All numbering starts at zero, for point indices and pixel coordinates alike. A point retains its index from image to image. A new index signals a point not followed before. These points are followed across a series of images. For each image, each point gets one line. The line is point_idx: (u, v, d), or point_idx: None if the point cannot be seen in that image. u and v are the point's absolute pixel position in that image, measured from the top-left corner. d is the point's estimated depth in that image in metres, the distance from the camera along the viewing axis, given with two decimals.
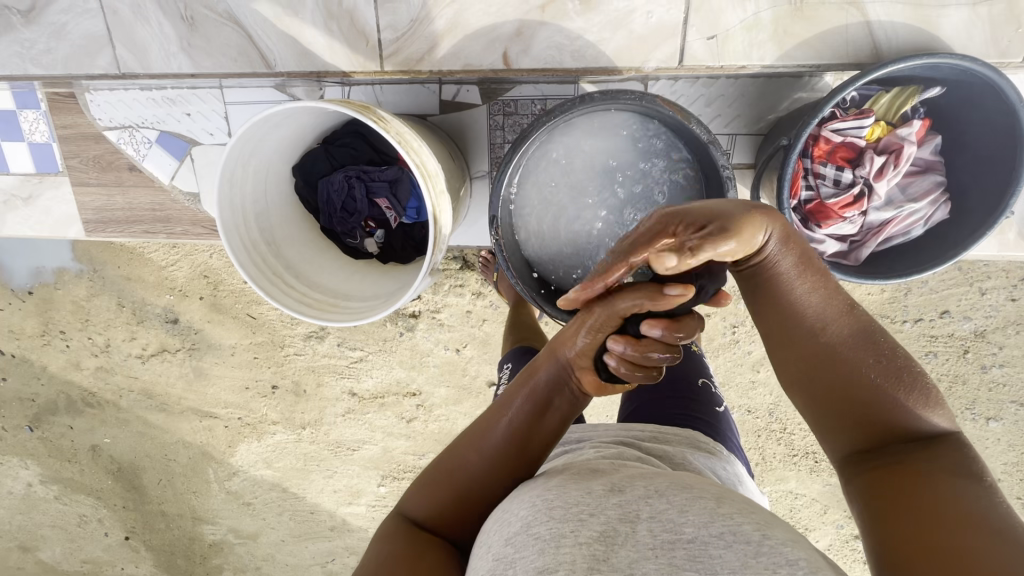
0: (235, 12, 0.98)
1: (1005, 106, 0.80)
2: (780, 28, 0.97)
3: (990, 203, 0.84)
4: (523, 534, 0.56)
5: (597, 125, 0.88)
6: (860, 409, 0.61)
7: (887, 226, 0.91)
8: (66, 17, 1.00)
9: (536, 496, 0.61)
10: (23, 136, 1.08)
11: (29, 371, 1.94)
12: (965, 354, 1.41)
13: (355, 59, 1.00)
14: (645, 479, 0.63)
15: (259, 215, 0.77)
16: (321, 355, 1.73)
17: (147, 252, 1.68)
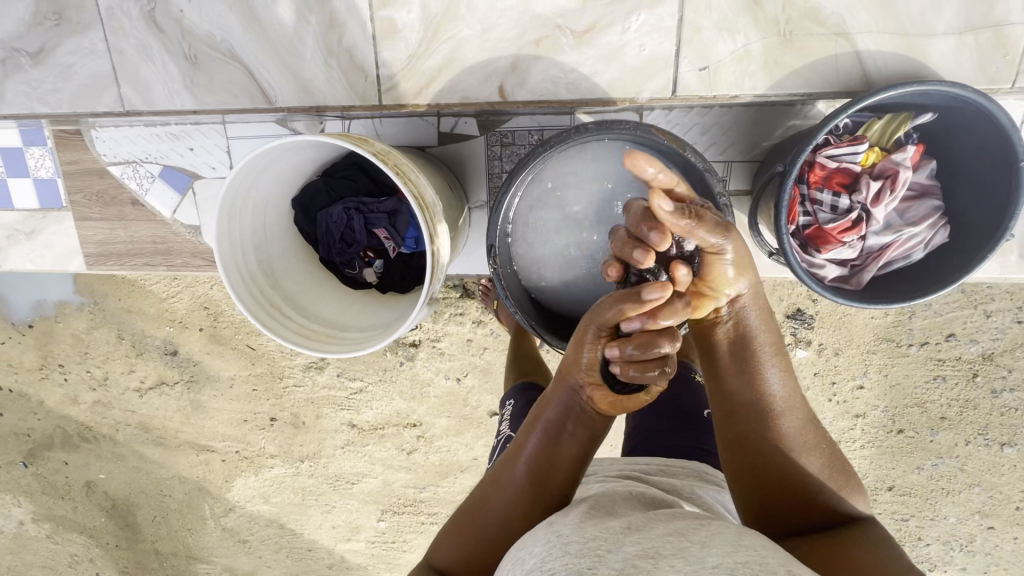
0: (238, 51, 1.00)
1: (999, 131, 0.81)
2: (771, 58, 0.98)
3: (989, 227, 0.84)
4: (537, 571, 0.54)
5: (591, 155, 0.88)
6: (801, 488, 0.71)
7: (887, 250, 0.90)
8: (73, 58, 1.01)
9: (551, 533, 0.60)
10: (29, 173, 1.10)
11: (26, 406, 1.92)
12: (974, 378, 1.39)
13: (354, 95, 1.01)
14: (665, 517, 0.61)
15: (258, 247, 0.77)
16: (320, 387, 1.70)
17: (148, 285, 1.68)
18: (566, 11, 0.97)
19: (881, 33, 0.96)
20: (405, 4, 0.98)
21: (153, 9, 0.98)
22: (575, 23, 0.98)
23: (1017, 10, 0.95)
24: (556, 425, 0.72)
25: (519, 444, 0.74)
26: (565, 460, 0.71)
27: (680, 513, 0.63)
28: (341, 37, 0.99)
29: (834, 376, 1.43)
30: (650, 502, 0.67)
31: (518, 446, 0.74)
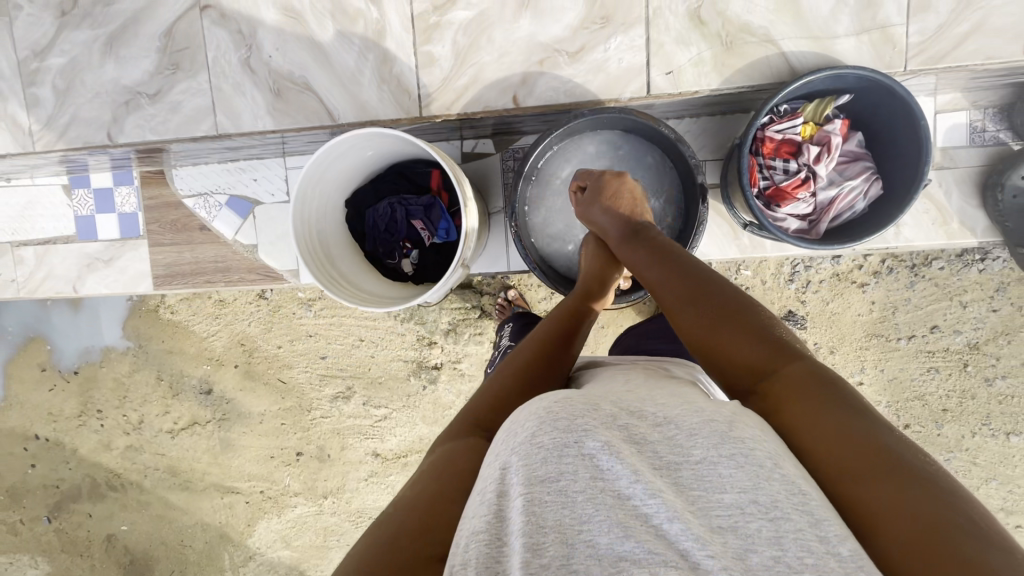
0: (314, 82, 1.07)
1: (900, 99, 0.93)
2: (720, 62, 1.03)
3: (909, 182, 0.95)
4: (527, 444, 0.62)
5: (586, 143, 1.11)
6: (736, 357, 0.74)
7: (834, 203, 1.02)
8: (182, 96, 1.09)
9: (542, 407, 0.66)
10: (115, 209, 1.31)
11: (60, 455, 1.99)
12: (966, 368, 1.47)
13: (400, 110, 1.07)
14: (656, 407, 0.67)
15: (320, 233, 0.94)
16: (346, 416, 1.78)
17: (191, 325, 1.82)
18: (562, 36, 1.04)
19: (797, 38, 1.02)
20: (440, 38, 1.05)
21: (250, 56, 1.07)
22: (570, 46, 1.05)
23: (896, 12, 1.01)
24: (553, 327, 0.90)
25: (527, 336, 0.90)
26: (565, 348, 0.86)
27: (665, 387, 0.73)
28: (393, 67, 1.07)
29: None
30: (646, 375, 0.78)
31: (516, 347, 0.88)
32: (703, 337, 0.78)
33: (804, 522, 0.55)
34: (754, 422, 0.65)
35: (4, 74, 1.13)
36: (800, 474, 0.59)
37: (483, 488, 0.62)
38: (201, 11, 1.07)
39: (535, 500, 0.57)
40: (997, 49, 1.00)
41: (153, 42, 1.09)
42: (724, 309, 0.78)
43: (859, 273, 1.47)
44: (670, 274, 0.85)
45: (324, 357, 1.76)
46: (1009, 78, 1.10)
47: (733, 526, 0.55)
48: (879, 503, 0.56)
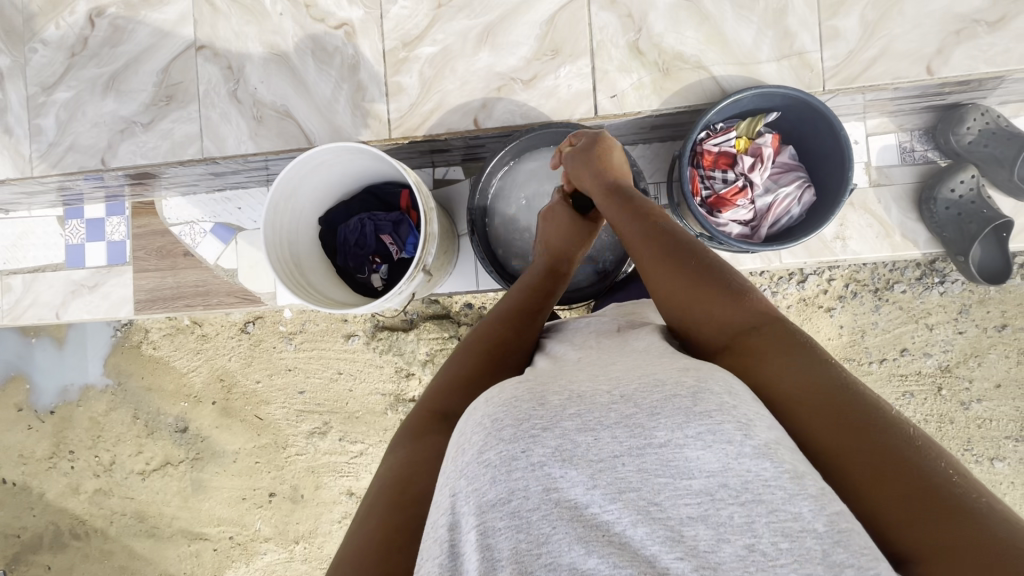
0: (294, 110, 1.17)
1: (820, 112, 1.02)
2: (659, 86, 1.14)
3: (839, 188, 1.02)
4: (474, 464, 0.55)
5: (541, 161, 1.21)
6: (709, 312, 0.75)
7: (771, 207, 1.09)
8: (172, 124, 1.19)
9: (486, 415, 0.59)
10: (105, 237, 1.37)
11: (25, 500, 1.92)
12: (941, 391, 1.47)
13: (370, 133, 1.17)
14: (609, 384, 0.61)
15: (292, 245, 1.00)
16: (322, 453, 1.75)
17: (172, 360, 1.83)
18: (517, 66, 1.15)
19: (726, 63, 1.13)
20: (408, 69, 1.16)
21: (236, 89, 1.18)
22: (525, 74, 1.15)
23: (810, 41, 1.13)
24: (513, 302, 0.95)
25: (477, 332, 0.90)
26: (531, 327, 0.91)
27: (617, 358, 0.71)
28: (365, 96, 1.17)
29: None
30: (597, 345, 0.79)
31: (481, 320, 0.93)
32: (680, 295, 0.77)
33: (777, 501, 0.51)
34: (720, 386, 0.59)
35: (12, 108, 1.23)
36: (774, 438, 0.55)
37: (434, 522, 0.56)
38: (196, 51, 1.19)
39: (490, 530, 0.52)
40: (902, 70, 1.12)
41: (151, 77, 1.20)
42: (700, 270, 0.78)
43: (824, 298, 1.50)
44: (643, 237, 0.85)
45: (301, 392, 1.76)
46: (926, 101, 1.21)
47: (701, 515, 0.51)
48: (868, 454, 0.56)
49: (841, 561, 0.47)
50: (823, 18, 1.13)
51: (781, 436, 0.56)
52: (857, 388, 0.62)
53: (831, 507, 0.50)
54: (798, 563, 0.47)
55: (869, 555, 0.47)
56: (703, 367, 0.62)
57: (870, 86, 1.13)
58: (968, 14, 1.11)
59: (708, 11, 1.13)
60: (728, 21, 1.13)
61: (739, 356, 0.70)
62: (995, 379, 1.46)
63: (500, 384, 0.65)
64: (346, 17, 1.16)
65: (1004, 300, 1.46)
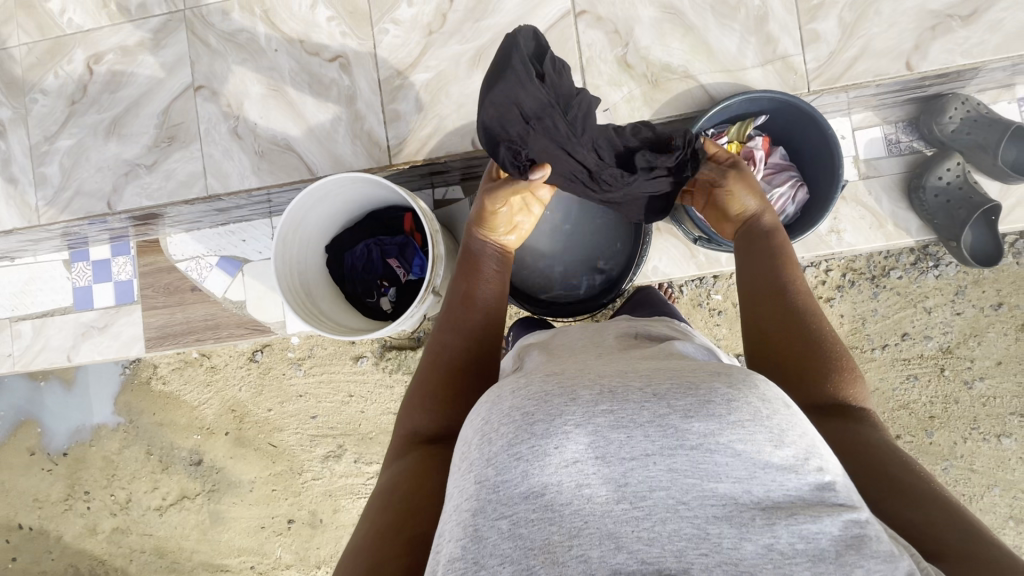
0: (295, 143, 1.20)
1: (809, 114, 1.04)
2: (649, 98, 1.18)
3: (831, 185, 1.05)
4: (505, 455, 0.58)
5: None
6: (821, 371, 0.73)
7: None
8: (174, 164, 1.21)
9: (514, 407, 0.61)
10: (111, 277, 1.39)
11: (43, 544, 1.92)
12: (943, 372, 1.50)
13: (371, 161, 1.19)
14: (640, 381, 0.63)
15: (301, 273, 1.02)
16: (338, 476, 1.76)
17: (182, 395, 1.84)
18: None
19: (712, 72, 1.17)
20: (405, 96, 1.19)
21: (237, 126, 1.20)
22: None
23: (792, 45, 1.16)
24: (451, 306, 0.93)
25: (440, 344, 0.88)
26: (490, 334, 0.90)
27: (642, 359, 0.71)
28: (364, 124, 1.19)
29: None
30: (617, 347, 0.79)
31: (440, 313, 0.92)
32: (801, 342, 0.75)
33: (796, 507, 0.53)
34: (753, 394, 0.59)
35: (17, 159, 1.26)
36: (807, 443, 0.57)
37: (457, 507, 0.60)
38: (195, 91, 1.21)
39: (520, 520, 0.56)
40: (883, 67, 1.16)
41: (152, 119, 1.22)
42: (841, 355, 0.74)
43: (823, 289, 1.53)
44: (768, 290, 0.81)
45: (314, 417, 1.77)
46: (908, 93, 1.25)
47: (726, 515, 0.53)
48: (891, 471, 0.62)
49: (853, 561, 0.50)
50: (803, 23, 1.16)
51: (813, 443, 0.58)
52: (875, 430, 0.69)
53: (848, 514, 0.53)
54: (814, 565, 0.50)
55: (880, 559, 0.50)
56: (733, 371, 0.63)
57: (854, 84, 1.17)
58: (941, 9, 1.15)
59: (691, 22, 1.17)
60: (711, 30, 1.17)
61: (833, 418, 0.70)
62: (996, 356, 1.49)
63: (529, 376, 0.67)
64: (341, 49, 1.19)
65: (999, 279, 1.49)
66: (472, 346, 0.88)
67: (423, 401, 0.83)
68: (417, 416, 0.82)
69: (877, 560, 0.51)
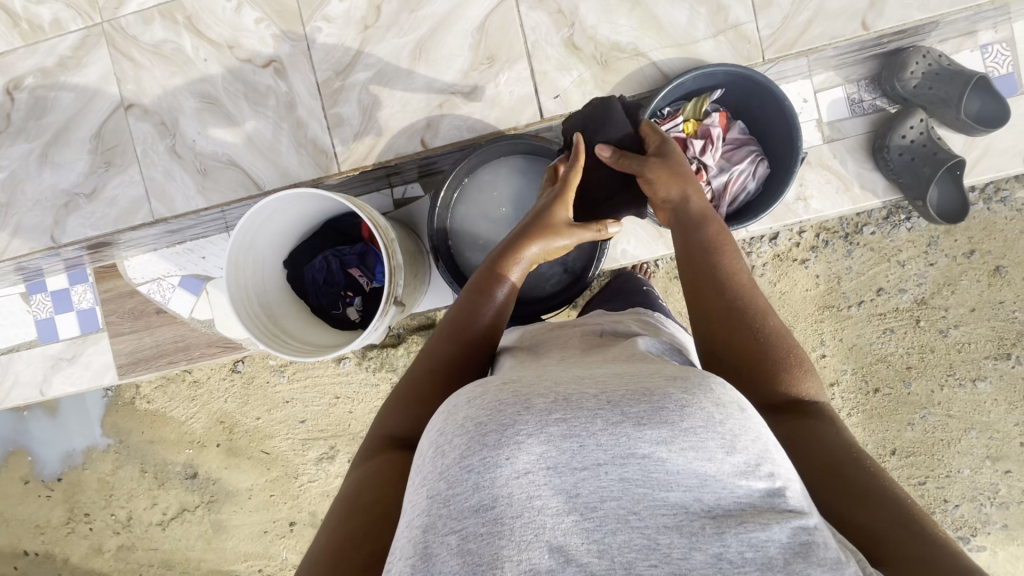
0: (237, 158, 1.15)
1: (763, 84, 1.02)
2: (600, 80, 1.13)
3: (789, 158, 1.03)
4: (456, 467, 0.57)
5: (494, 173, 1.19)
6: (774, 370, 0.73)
7: (727, 187, 1.09)
8: (117, 190, 1.17)
9: (468, 417, 0.60)
10: (73, 306, 1.35)
11: (52, 567, 1.94)
12: (919, 323, 1.51)
13: (320, 171, 1.15)
14: (594, 387, 0.63)
15: (258, 294, 0.98)
16: (334, 476, 1.78)
17: (168, 411, 1.83)
18: (455, 80, 1.13)
19: (662, 47, 1.12)
20: (345, 99, 1.14)
21: (175, 144, 1.16)
22: (464, 88, 1.14)
23: (744, 12, 1.11)
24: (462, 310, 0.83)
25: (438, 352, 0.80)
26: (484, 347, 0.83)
27: (600, 363, 0.70)
28: (306, 132, 1.15)
29: None
30: (583, 350, 0.78)
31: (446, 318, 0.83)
32: (754, 341, 0.75)
33: (743, 516, 0.55)
34: (707, 398, 0.61)
35: None
36: (759, 449, 0.59)
37: (408, 522, 0.58)
38: (127, 110, 1.16)
39: (469, 534, 0.55)
40: (839, 29, 1.12)
41: (85, 144, 1.17)
42: (792, 355, 0.75)
43: (797, 251, 1.53)
44: (708, 285, 0.80)
45: (303, 421, 1.77)
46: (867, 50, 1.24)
47: (676, 524, 0.55)
48: (849, 473, 0.63)
49: (800, 569, 0.52)
50: None
51: (765, 449, 0.60)
52: (832, 425, 0.70)
53: (796, 520, 0.56)
54: (758, 569, 0.52)
55: (826, 566, 0.52)
56: (688, 375, 0.64)
57: (808, 48, 1.13)
58: None
59: None
60: (659, 2, 1.11)
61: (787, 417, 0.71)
62: (970, 304, 1.50)
63: (482, 384, 0.65)
64: (273, 53, 1.14)
65: (969, 227, 1.48)
66: (472, 356, 0.81)
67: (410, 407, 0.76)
68: (395, 418, 0.75)
69: (824, 567, 0.53)
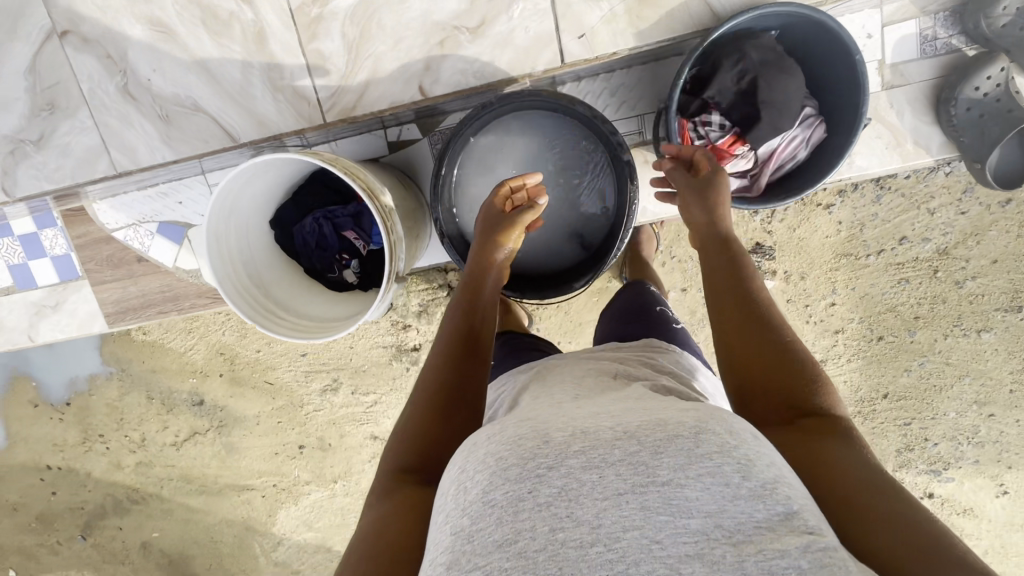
0: (201, 102, 1.23)
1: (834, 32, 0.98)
2: (633, 15, 1.16)
3: (850, 124, 1.00)
4: (479, 504, 0.57)
5: (510, 132, 1.13)
6: (795, 398, 0.74)
7: (774, 154, 1.07)
8: (68, 137, 1.25)
9: (490, 454, 0.62)
10: (45, 252, 1.31)
11: (75, 480, 2.03)
12: (936, 274, 1.46)
13: (301, 120, 1.23)
14: (610, 421, 0.63)
15: (246, 263, 0.91)
16: (338, 406, 1.82)
17: (167, 342, 1.83)
18: (459, 12, 1.17)
19: None
20: (328, 34, 1.19)
21: (125, 82, 1.22)
22: (469, 21, 1.17)
23: None
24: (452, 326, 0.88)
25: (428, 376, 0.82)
26: (477, 363, 0.84)
27: (616, 398, 0.70)
28: (277, 74, 1.21)
29: (805, 300, 1.53)
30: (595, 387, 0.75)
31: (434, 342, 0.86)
32: (782, 365, 0.77)
33: (767, 540, 0.52)
34: (719, 426, 0.61)
35: None
36: (771, 477, 0.57)
37: (434, 561, 0.57)
38: (60, 40, 1.20)
39: (494, 570, 0.52)
40: None
41: (24, 84, 1.23)
42: (816, 385, 0.75)
43: (823, 195, 1.45)
44: (745, 304, 0.83)
45: (304, 354, 1.78)
46: None
47: (698, 553, 0.52)
48: (861, 496, 0.61)
49: None
50: None
51: (779, 475, 0.58)
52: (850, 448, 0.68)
53: (818, 543, 0.52)
54: None
55: None
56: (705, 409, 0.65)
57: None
58: None
59: None
60: None
61: (799, 436, 0.69)
62: (992, 255, 1.44)
63: (501, 424, 0.67)
64: None
65: None
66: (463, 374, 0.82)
67: (410, 435, 0.76)
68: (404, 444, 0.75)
69: None
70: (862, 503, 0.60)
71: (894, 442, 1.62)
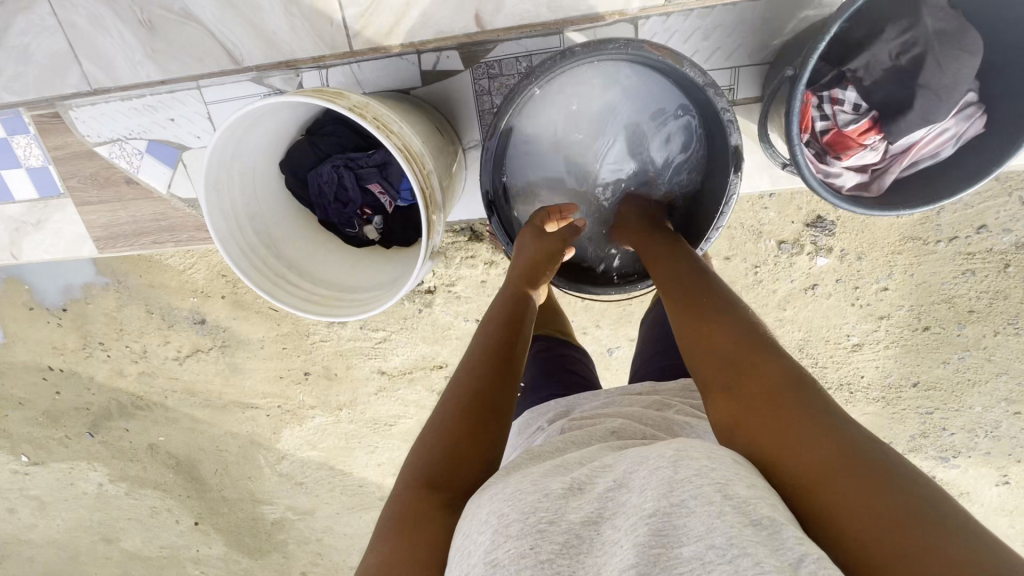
0: (192, 10, 1.17)
1: None
2: None
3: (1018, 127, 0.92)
4: (482, 567, 0.50)
5: (587, 79, 1.06)
6: (738, 359, 0.70)
7: (912, 149, 1.01)
8: (27, 39, 1.20)
9: (492, 512, 0.56)
10: (21, 162, 1.30)
11: (79, 382, 2.00)
12: (1006, 269, 1.34)
13: (321, 45, 1.19)
14: (608, 471, 0.59)
15: (252, 217, 0.89)
16: (346, 339, 1.77)
17: (164, 258, 1.73)
18: None
19: None
20: None
21: None
22: None
23: None
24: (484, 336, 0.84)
25: (450, 391, 0.77)
26: (512, 367, 0.80)
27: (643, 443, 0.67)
28: None
29: (856, 281, 1.40)
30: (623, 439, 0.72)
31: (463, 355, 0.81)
32: (719, 337, 0.73)
33: (761, 553, 0.45)
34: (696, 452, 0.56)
35: None
36: (756, 493, 0.51)
37: None
38: None
39: None
40: None
41: None
42: (752, 339, 0.71)
43: None
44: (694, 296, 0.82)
45: None
46: None
47: None
48: (826, 469, 0.54)
49: None
50: None
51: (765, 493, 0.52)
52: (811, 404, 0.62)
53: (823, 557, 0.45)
54: None
55: None
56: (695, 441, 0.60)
57: None
58: None
59: None
60: None
61: (744, 409, 0.64)
62: None
63: (507, 475, 0.64)
64: None
65: None
66: (496, 378, 0.78)
67: (432, 442, 0.71)
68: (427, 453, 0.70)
69: None
70: (830, 477, 0.54)
71: (910, 427, 1.57)
